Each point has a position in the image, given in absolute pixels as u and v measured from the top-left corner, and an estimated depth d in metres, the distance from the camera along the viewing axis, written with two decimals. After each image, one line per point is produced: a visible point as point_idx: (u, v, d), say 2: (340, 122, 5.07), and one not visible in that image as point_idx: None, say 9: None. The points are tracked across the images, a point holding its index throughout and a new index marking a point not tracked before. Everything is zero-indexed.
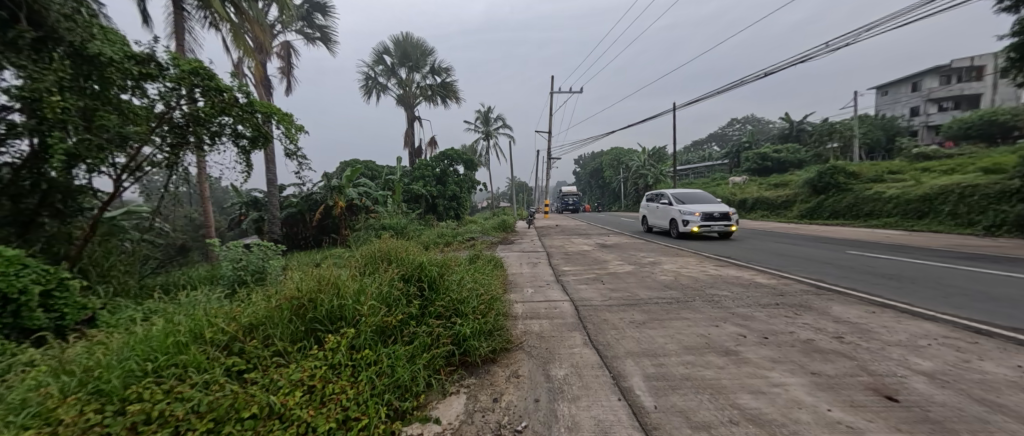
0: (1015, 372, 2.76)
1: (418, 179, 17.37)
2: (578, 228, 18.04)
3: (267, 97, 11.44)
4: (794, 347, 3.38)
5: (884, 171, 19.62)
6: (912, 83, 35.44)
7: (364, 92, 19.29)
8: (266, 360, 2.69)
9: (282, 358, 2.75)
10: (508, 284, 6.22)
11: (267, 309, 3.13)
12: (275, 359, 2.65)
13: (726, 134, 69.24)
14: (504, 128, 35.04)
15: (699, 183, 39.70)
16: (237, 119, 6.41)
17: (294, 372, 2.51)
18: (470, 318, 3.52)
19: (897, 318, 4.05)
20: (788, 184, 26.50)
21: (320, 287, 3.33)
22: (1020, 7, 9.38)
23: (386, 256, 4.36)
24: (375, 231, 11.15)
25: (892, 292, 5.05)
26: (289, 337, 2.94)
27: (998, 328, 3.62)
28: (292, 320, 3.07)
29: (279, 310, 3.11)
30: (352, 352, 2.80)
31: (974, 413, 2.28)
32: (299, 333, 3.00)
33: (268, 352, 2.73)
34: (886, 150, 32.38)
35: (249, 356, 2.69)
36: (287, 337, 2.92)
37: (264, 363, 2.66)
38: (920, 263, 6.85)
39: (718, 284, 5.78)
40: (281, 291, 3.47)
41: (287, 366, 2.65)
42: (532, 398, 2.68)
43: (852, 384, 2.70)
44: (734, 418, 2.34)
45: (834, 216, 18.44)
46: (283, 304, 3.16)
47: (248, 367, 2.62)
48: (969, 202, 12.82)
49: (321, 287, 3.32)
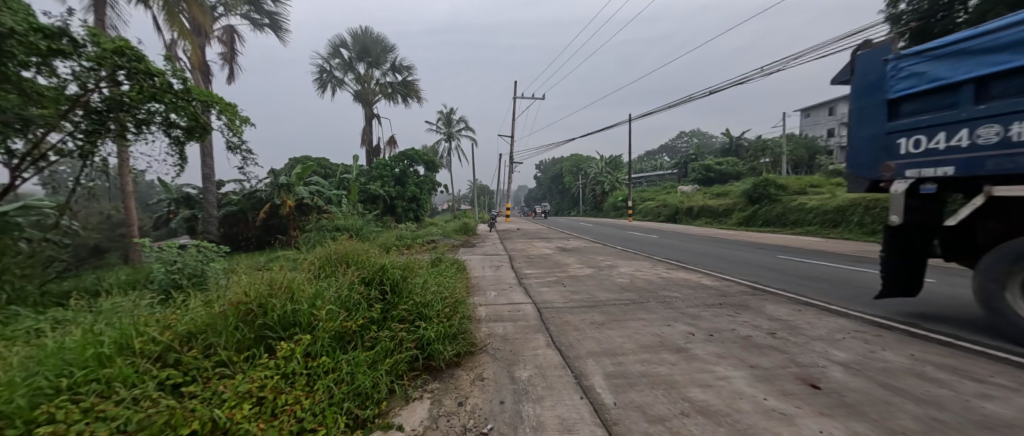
0: (908, 359, 3.24)
1: (375, 178, 16.79)
2: (538, 232, 18.49)
3: (204, 84, 10.48)
4: (735, 343, 3.70)
5: (808, 185, 21.93)
6: (829, 108, 40.09)
7: (317, 84, 18.26)
8: (208, 371, 2.47)
9: (227, 368, 2.54)
10: (472, 287, 6.18)
11: (209, 315, 2.87)
12: (219, 371, 2.44)
13: (675, 146, 74.47)
14: (466, 131, 34.88)
15: (651, 191, 42.27)
16: (170, 107, 5.84)
17: (242, 382, 2.33)
18: (434, 322, 3.46)
19: (818, 315, 4.57)
20: (729, 193, 28.88)
21: (271, 292, 3.13)
22: None
23: (344, 259, 4.18)
24: (328, 232, 10.64)
25: (815, 292, 5.67)
26: (234, 346, 2.71)
27: (896, 322, 4.22)
28: (239, 326, 2.84)
29: (224, 317, 2.87)
30: (308, 359, 2.65)
31: (881, 396, 2.63)
32: (246, 341, 2.78)
33: (210, 362, 2.51)
34: (808, 167, 36.40)
35: (188, 366, 2.46)
36: (232, 347, 2.69)
37: (206, 375, 2.44)
38: (838, 267, 7.74)
39: (670, 287, 6.14)
40: (226, 296, 3.20)
41: (232, 377, 2.45)
42: (498, 400, 2.71)
43: (784, 375, 3.01)
44: (686, 410, 2.51)
45: (766, 224, 20.41)
46: (229, 310, 2.92)
47: (185, 380, 2.39)
48: (872, 214, 14.78)
49: (272, 292, 3.12)
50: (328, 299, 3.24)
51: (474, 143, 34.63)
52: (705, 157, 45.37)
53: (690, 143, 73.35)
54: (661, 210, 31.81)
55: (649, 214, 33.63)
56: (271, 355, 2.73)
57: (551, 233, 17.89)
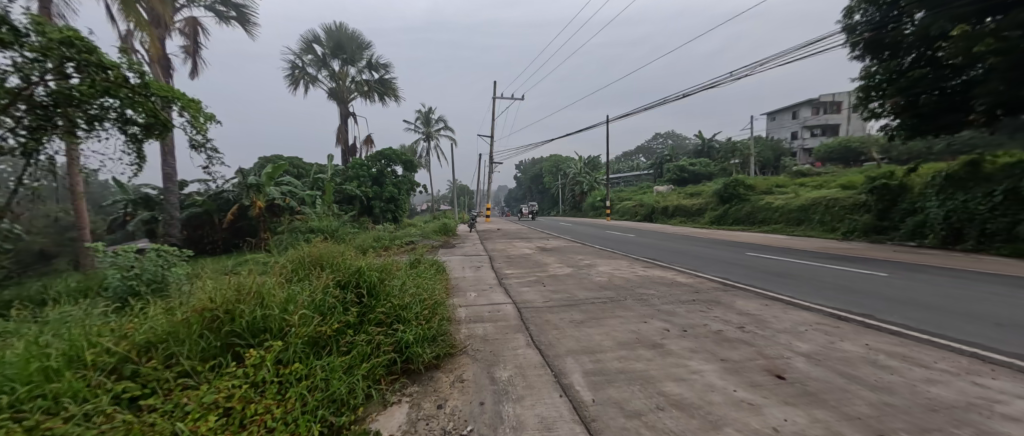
0: (864, 349, 3.45)
1: (352, 179, 16.42)
2: (518, 232, 18.58)
3: (164, 79, 9.94)
4: (707, 338, 3.84)
5: (774, 185, 23.01)
6: (792, 112, 42.16)
7: (289, 81, 17.65)
8: (170, 383, 2.34)
9: (191, 379, 2.42)
10: (452, 288, 6.14)
11: (171, 323, 2.72)
12: (182, 382, 2.32)
13: (650, 147, 76.36)
14: (445, 131, 34.55)
15: (628, 191, 43.17)
16: (126, 103, 5.53)
17: (207, 393, 2.22)
18: (413, 324, 3.41)
19: (783, 308, 4.81)
20: (701, 193, 29.90)
21: (239, 297, 2.99)
22: (866, 57, 11.75)
23: (319, 261, 4.07)
24: (302, 234, 10.33)
25: (780, 287, 5.95)
26: (198, 356, 2.57)
27: (853, 314, 4.48)
28: (204, 334, 2.70)
29: (187, 324, 2.72)
30: (279, 367, 2.55)
31: (839, 384, 2.79)
32: (211, 349, 2.64)
33: (172, 373, 2.38)
34: (774, 167, 38.11)
35: (147, 378, 2.33)
36: (196, 356, 2.56)
37: (167, 386, 2.32)
38: (801, 263, 8.15)
39: (647, 284, 6.31)
40: (190, 302, 3.04)
41: (196, 389, 2.33)
42: (477, 401, 2.70)
43: (752, 367, 3.15)
44: (661, 404, 2.59)
45: (736, 222, 21.27)
46: (192, 317, 2.77)
47: (144, 392, 2.26)
48: (832, 212, 15.66)
49: (240, 297, 2.98)
50: (301, 304, 3.13)
51: (454, 143, 34.36)
52: (679, 159, 46.69)
53: (664, 144, 75.30)
54: (638, 210, 32.62)
55: (627, 214, 34.38)
56: (240, 363, 2.62)
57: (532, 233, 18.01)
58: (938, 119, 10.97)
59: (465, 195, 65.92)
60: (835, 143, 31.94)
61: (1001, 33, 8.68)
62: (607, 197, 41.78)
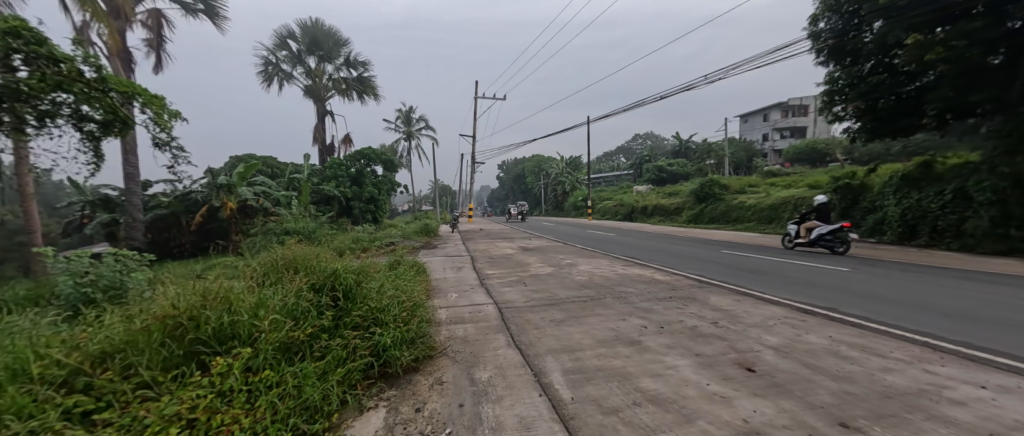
0: (828, 341, 3.63)
1: (329, 179, 16.08)
2: (501, 232, 18.63)
3: (124, 73, 9.48)
4: (683, 334, 3.96)
5: (747, 184, 23.84)
6: (763, 114, 43.72)
7: (262, 78, 17.11)
8: (128, 395, 2.17)
9: (151, 390, 2.25)
10: (432, 290, 6.10)
11: (129, 332, 2.53)
12: (142, 393, 2.15)
13: (630, 147, 77.64)
14: (426, 130, 34.20)
15: (608, 191, 43.84)
16: (82, 99, 5.25)
17: (168, 404, 2.08)
18: (391, 327, 3.37)
19: (754, 303, 5.00)
20: (678, 192, 30.66)
21: (205, 303, 2.81)
22: (830, 63, 12.25)
23: (293, 264, 3.98)
24: (276, 236, 10.06)
25: (752, 283, 6.18)
26: (160, 365, 2.39)
27: (818, 308, 4.70)
28: (166, 343, 2.51)
29: (147, 332, 2.54)
30: (249, 374, 2.44)
31: (804, 375, 2.94)
32: (174, 358, 2.47)
33: (130, 384, 2.21)
34: (747, 168, 39.45)
35: (102, 391, 2.15)
36: (157, 366, 2.38)
37: (125, 399, 2.14)
38: (771, 260, 8.48)
39: (626, 282, 6.43)
40: (150, 310, 2.83)
41: (156, 401, 2.17)
42: (456, 403, 2.70)
43: (724, 360, 3.27)
44: (638, 400, 2.66)
45: (711, 221, 21.92)
46: (153, 324, 2.59)
47: (98, 406, 2.08)
48: (800, 210, 16.36)
49: (206, 303, 2.82)
50: (273, 309, 3.01)
51: (435, 143, 34.09)
52: (658, 159, 47.66)
53: (643, 144, 76.78)
54: (618, 210, 33.17)
55: (608, 214, 34.92)
56: (205, 372, 2.47)
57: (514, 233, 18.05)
58: (895, 122, 11.67)
59: (447, 195, 65.48)
60: (803, 144, 33.32)
61: (949, 42, 9.29)
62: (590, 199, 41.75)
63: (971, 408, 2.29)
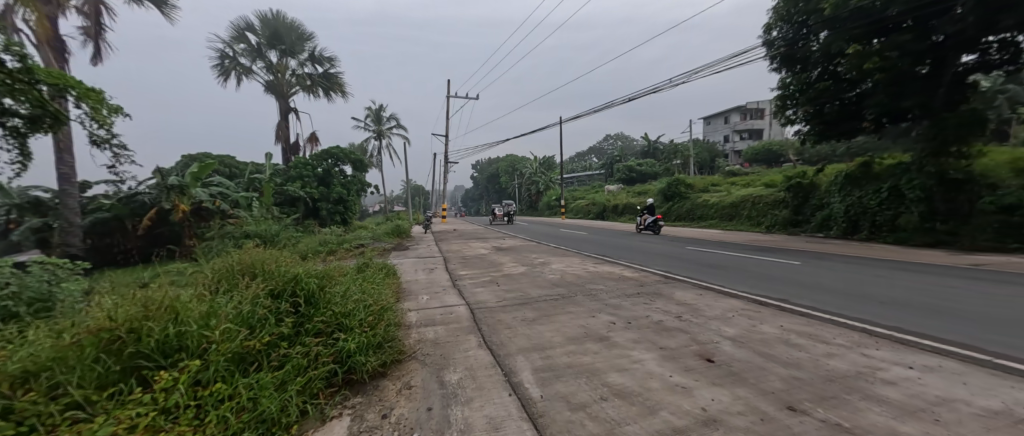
0: (779, 330, 3.86)
1: (294, 179, 15.50)
2: (474, 232, 18.59)
3: (56, 63, 8.74)
4: (649, 328, 4.10)
5: (711, 183, 24.92)
6: (724, 117, 45.78)
7: (218, 72, 16.24)
8: (55, 417, 1.87)
9: (82, 411, 1.96)
10: (403, 292, 6.01)
11: (56, 348, 2.20)
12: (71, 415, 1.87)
13: (601, 147, 79.16)
14: (397, 129, 33.48)
15: (580, 191, 44.63)
16: (5, 91, 4.81)
17: (102, 426, 1.83)
18: (356, 332, 3.28)
19: (715, 297, 5.24)
20: (647, 191, 31.63)
21: (147, 314, 2.53)
22: (783, 70, 13.04)
23: (250, 271, 3.76)
24: (235, 239, 9.59)
25: (715, 277, 6.48)
26: (94, 383, 2.11)
27: (773, 299, 4.98)
28: (100, 358, 2.22)
29: (79, 347, 2.22)
30: (197, 388, 2.23)
31: (758, 363, 3.12)
32: (111, 375, 2.19)
33: (58, 405, 1.90)
34: (710, 168, 41.20)
35: (20, 414, 1.82)
36: (90, 384, 2.09)
37: (49, 422, 1.84)
38: (732, 255, 8.91)
39: (596, 280, 6.57)
40: (81, 324, 2.50)
41: (89, 423, 1.89)
42: (425, 407, 2.68)
43: (686, 352, 3.42)
44: (605, 395, 2.74)
45: (678, 219, 22.76)
46: (86, 339, 2.28)
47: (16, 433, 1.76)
48: (757, 208, 17.28)
49: (150, 313, 2.53)
50: (225, 318, 2.79)
51: (407, 142, 33.51)
52: (627, 159, 48.92)
53: (614, 145, 78.51)
54: (590, 209, 33.83)
55: (580, 213, 35.55)
56: (148, 389, 2.21)
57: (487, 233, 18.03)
58: (839, 126, 12.57)
59: (419, 195, 64.63)
60: (760, 144, 35.15)
61: (885, 53, 10.25)
62: (559, 196, 43.20)
63: (900, 388, 2.50)
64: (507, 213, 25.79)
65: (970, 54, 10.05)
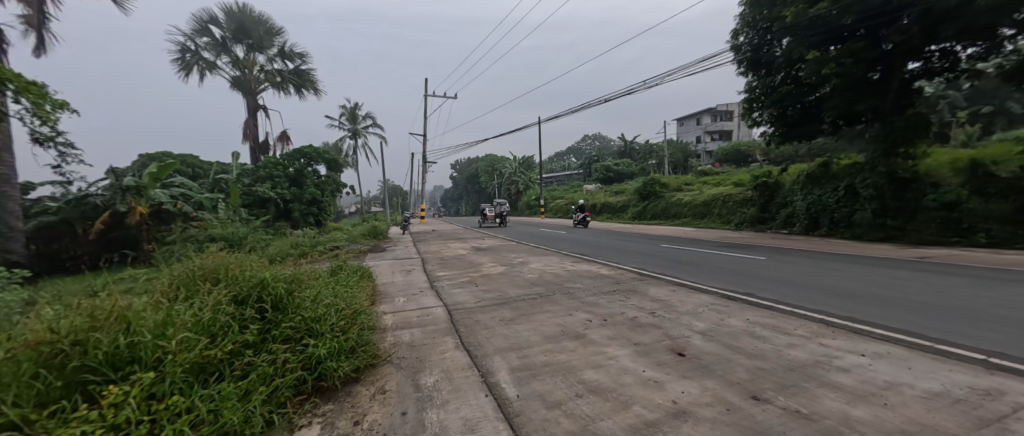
0: (746, 323, 4.02)
1: (264, 179, 14.96)
2: (453, 233, 18.48)
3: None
4: (624, 325, 4.19)
5: (684, 182, 25.65)
6: (696, 118, 47.18)
7: (179, 67, 15.47)
8: None
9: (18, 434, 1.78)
10: (379, 295, 5.90)
11: None
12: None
13: (579, 147, 80.11)
14: (373, 128, 32.81)
15: (558, 190, 45.04)
16: None
17: None
18: (326, 338, 3.19)
19: (687, 293, 5.40)
20: (623, 191, 32.24)
21: (95, 324, 2.33)
22: (749, 74, 13.54)
23: (212, 276, 3.57)
24: (200, 243, 9.18)
25: (687, 274, 6.68)
26: (32, 401, 1.92)
27: (741, 294, 5.18)
28: (39, 374, 2.02)
29: (12, 363, 2.01)
30: (152, 402, 2.08)
31: (726, 355, 3.24)
32: (52, 391, 1.99)
33: None
34: (684, 168, 42.40)
35: None
36: (27, 402, 1.90)
37: None
38: (705, 252, 9.20)
39: (574, 278, 6.66)
40: (17, 337, 2.28)
41: None
42: (399, 412, 2.63)
43: (658, 347, 3.52)
44: (580, 392, 2.78)
45: (653, 217, 23.32)
46: (21, 353, 2.06)
47: None
48: (727, 206, 17.94)
49: (97, 323, 2.33)
50: (183, 326, 2.63)
51: (384, 142, 32.94)
52: (604, 159, 49.70)
53: (592, 146, 79.60)
54: (569, 208, 34.20)
55: (559, 212, 35.88)
56: (96, 404, 2.03)
57: (466, 233, 17.96)
58: (801, 128, 13.16)
59: (396, 196, 63.65)
60: (731, 145, 36.40)
61: (840, 59, 10.66)
62: (538, 197, 43.37)
63: (854, 374, 2.66)
64: (498, 213, 22.60)
65: (916, 62, 10.77)
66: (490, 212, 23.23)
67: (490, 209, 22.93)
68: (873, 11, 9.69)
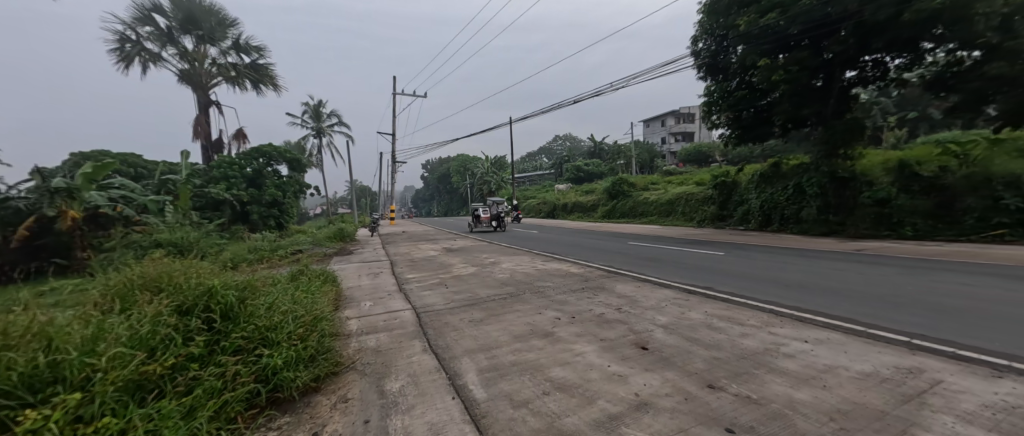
0: (705, 315, 4.21)
1: (218, 180, 14.10)
2: (424, 234, 18.20)
3: None
4: (591, 321, 4.28)
5: (651, 182, 26.48)
6: (661, 120, 48.83)
7: (118, 57, 14.32)
8: None
9: None
10: (345, 300, 5.72)
11: None
12: None
13: (550, 148, 80.97)
14: (339, 126, 31.70)
15: (530, 190, 45.35)
16: None
17: None
18: (283, 347, 3.05)
19: (652, 288, 5.58)
20: (593, 190, 32.90)
21: (9, 342, 2.09)
22: (708, 78, 14.17)
23: (154, 286, 3.32)
24: (145, 249, 8.53)
25: (653, 270, 6.89)
26: None
27: (701, 288, 5.41)
28: None
29: None
30: (79, 425, 1.89)
31: (686, 347, 3.37)
32: None
33: None
34: (650, 168, 43.75)
35: None
36: None
37: None
38: (670, 248, 9.52)
39: (544, 277, 6.72)
40: None
41: None
42: (362, 420, 2.56)
43: (623, 342, 3.61)
44: (547, 390, 2.81)
45: (621, 216, 23.92)
46: None
47: None
48: (690, 204, 18.67)
49: (11, 342, 2.09)
50: (115, 342, 2.41)
51: (350, 141, 31.95)
52: (575, 159, 50.49)
53: (562, 146, 80.65)
54: (541, 208, 34.50)
55: (531, 212, 36.12)
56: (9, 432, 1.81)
57: (437, 234, 17.74)
58: (755, 131, 13.91)
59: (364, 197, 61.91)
60: (694, 146, 37.91)
61: (787, 67, 11.41)
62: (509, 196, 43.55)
63: (797, 359, 2.85)
64: (494, 215, 18.49)
65: (852, 70, 11.65)
66: (484, 214, 18.47)
67: (485, 210, 18.27)
68: (815, 23, 10.41)
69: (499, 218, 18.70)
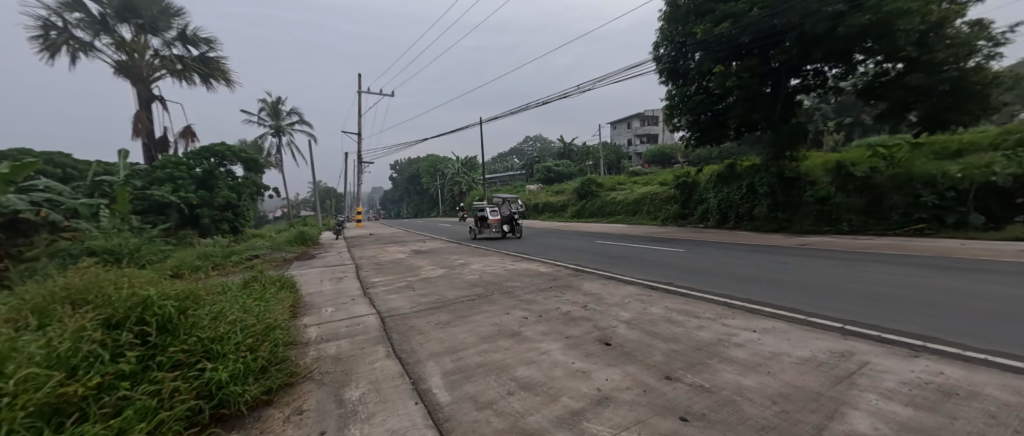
0: (665, 310, 4.36)
1: (162, 182, 13.10)
2: (392, 236, 17.78)
3: None
4: (558, 319, 4.33)
5: (618, 182, 27.16)
6: (627, 122, 50.22)
7: (42, 46, 13.03)
8: None
9: None
10: (304, 307, 5.47)
11: None
12: None
13: (520, 148, 81.39)
14: (300, 125, 30.38)
15: (500, 191, 45.33)
16: None
17: None
18: (229, 360, 2.87)
19: (617, 285, 5.71)
20: (563, 191, 33.36)
21: None
22: (669, 83, 14.72)
23: (79, 299, 3.03)
24: (75, 258, 7.78)
25: (618, 268, 7.07)
26: None
27: (662, 284, 5.60)
28: None
29: None
30: None
31: (647, 341, 3.48)
32: None
33: None
34: (617, 169, 44.88)
35: None
36: None
37: None
38: (635, 246, 9.78)
39: (512, 277, 6.72)
40: None
41: None
42: (317, 432, 2.46)
43: (588, 338, 3.68)
44: (512, 389, 2.81)
45: (589, 216, 24.38)
46: None
47: None
48: (654, 203, 19.29)
49: None
50: (28, 363, 2.18)
51: (313, 140, 30.69)
52: (544, 160, 50.98)
53: (532, 147, 81.26)
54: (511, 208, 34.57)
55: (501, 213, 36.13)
56: None
57: (405, 236, 17.37)
58: (711, 133, 14.60)
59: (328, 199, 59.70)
60: (658, 147, 39.22)
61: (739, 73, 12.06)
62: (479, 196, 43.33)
63: (747, 348, 3.01)
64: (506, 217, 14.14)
65: (796, 78, 12.49)
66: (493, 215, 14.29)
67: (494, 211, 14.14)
68: (763, 33, 11.05)
69: (512, 221, 14.24)
